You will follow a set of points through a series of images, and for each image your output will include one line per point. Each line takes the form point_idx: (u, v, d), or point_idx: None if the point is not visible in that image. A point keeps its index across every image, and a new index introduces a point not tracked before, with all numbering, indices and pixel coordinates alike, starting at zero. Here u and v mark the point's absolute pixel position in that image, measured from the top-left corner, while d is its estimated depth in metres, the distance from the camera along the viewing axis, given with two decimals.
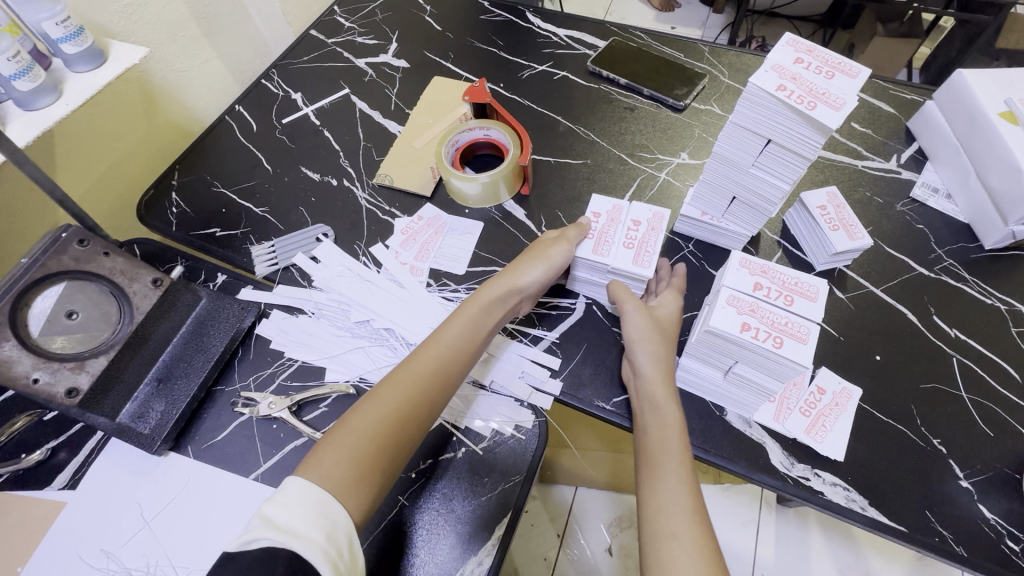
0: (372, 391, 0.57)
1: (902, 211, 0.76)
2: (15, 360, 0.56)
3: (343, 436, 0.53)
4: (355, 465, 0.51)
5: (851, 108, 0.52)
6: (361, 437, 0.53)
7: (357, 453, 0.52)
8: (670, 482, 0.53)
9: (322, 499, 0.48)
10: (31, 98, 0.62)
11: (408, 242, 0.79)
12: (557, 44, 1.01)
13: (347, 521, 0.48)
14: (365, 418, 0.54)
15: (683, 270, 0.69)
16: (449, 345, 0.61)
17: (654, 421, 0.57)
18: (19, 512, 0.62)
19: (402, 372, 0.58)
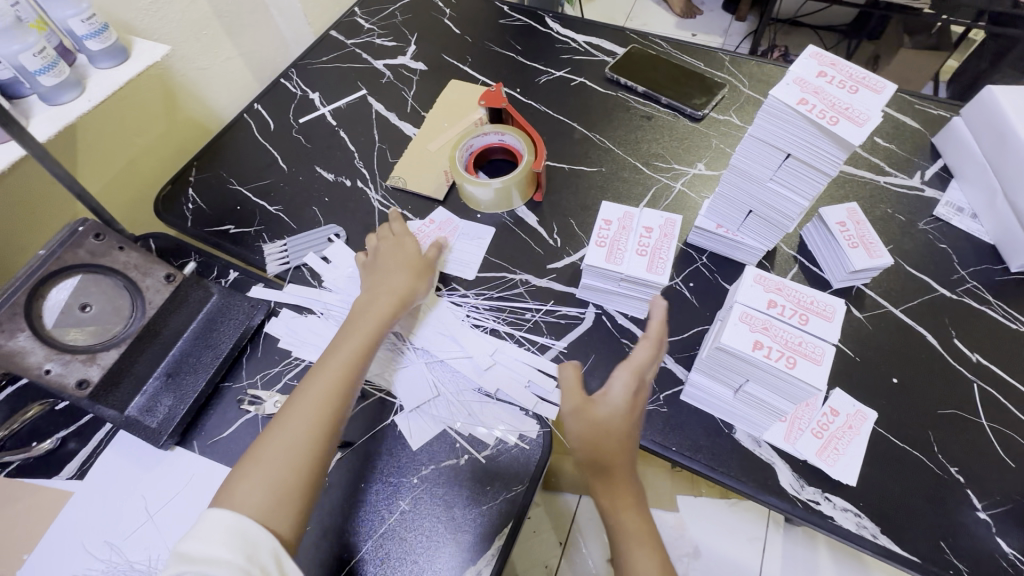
0: (281, 415, 0.57)
1: (924, 229, 0.74)
2: (29, 350, 0.56)
3: (256, 466, 0.54)
4: (269, 491, 0.52)
5: (875, 125, 0.50)
6: (275, 464, 0.53)
7: (272, 483, 0.52)
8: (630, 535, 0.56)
9: (239, 522, 0.50)
10: (55, 93, 0.63)
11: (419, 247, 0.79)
12: (576, 50, 1.00)
13: (271, 542, 0.49)
14: (274, 447, 0.55)
15: (663, 307, 0.61)
16: (341, 363, 0.61)
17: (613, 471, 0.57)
18: (28, 500, 0.63)
19: (299, 399, 0.58)
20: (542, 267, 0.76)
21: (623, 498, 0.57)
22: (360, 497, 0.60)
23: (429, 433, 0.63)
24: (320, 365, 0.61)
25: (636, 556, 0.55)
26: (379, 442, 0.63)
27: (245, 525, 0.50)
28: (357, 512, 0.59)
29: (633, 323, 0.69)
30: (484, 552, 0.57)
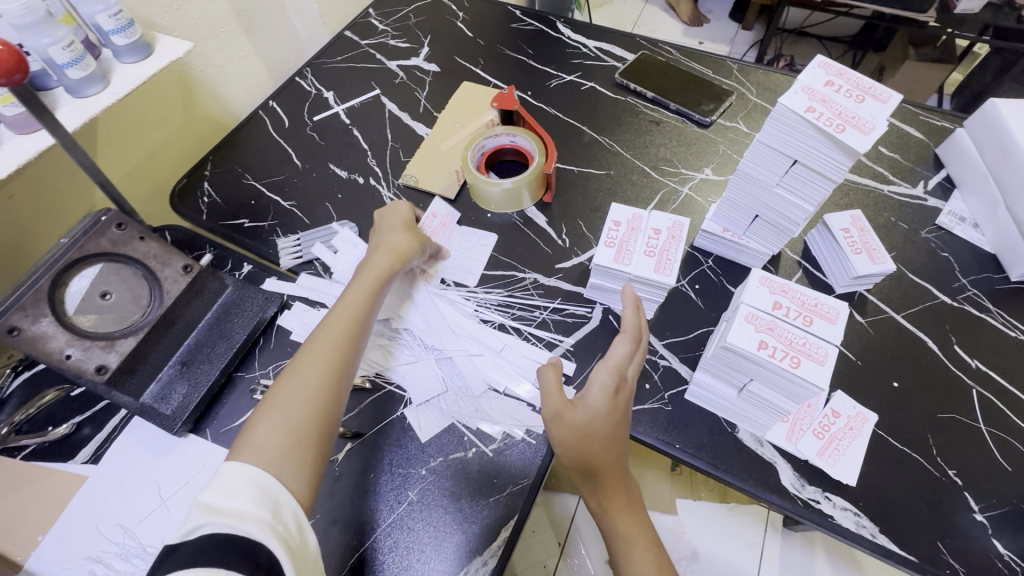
0: (291, 368, 0.59)
1: (927, 238, 0.76)
2: (50, 335, 0.58)
3: (271, 410, 0.55)
4: (289, 435, 0.53)
5: (881, 133, 0.52)
6: (292, 409, 0.55)
7: (292, 429, 0.54)
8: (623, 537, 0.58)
9: (262, 481, 0.50)
10: (81, 86, 0.65)
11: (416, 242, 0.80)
12: (586, 55, 1.02)
13: (294, 503, 0.50)
14: (289, 397, 0.56)
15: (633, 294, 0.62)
16: (347, 316, 0.63)
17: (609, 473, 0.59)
18: (43, 482, 0.64)
19: (309, 357, 0.59)
20: (551, 267, 0.77)
21: (616, 503, 0.59)
22: (370, 486, 0.61)
23: (437, 426, 0.65)
24: (326, 325, 0.62)
25: (634, 556, 0.57)
26: (389, 433, 0.65)
27: (273, 485, 0.50)
28: (366, 501, 0.61)
29: None
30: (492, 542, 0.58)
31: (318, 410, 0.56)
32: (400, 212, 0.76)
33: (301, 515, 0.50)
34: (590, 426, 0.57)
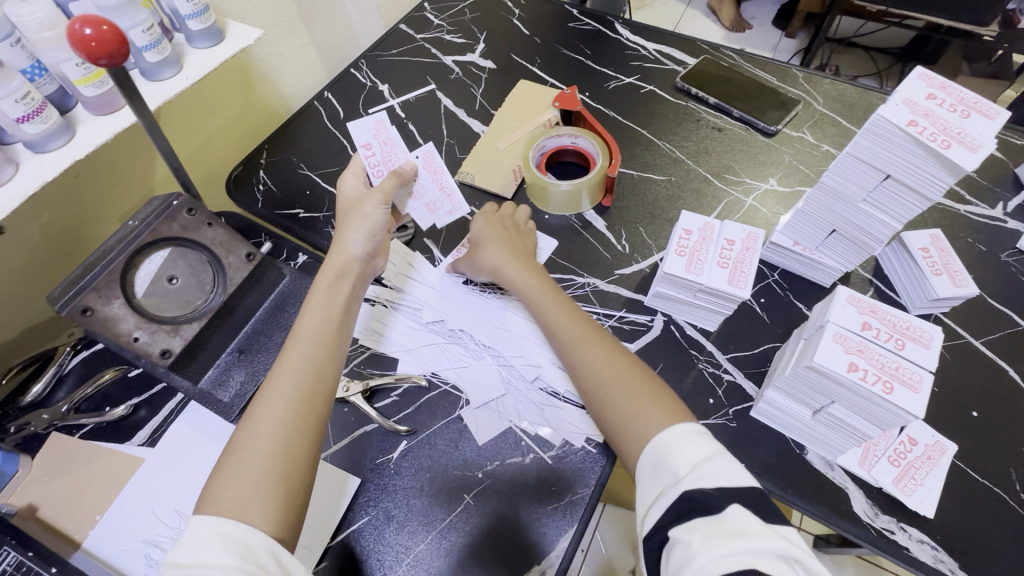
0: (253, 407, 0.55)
1: (1006, 261, 0.72)
2: (121, 317, 0.58)
3: (234, 456, 0.51)
4: (249, 481, 0.49)
5: (989, 151, 0.49)
6: (251, 454, 0.51)
7: (253, 474, 0.49)
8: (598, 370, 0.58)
9: (224, 525, 0.46)
10: (157, 69, 0.65)
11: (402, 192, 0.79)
12: (645, 58, 1.00)
13: (263, 538, 0.46)
14: (248, 436, 0.52)
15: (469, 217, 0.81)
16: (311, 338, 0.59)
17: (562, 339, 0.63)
18: (100, 462, 0.64)
19: (280, 377, 0.56)
20: (610, 272, 0.75)
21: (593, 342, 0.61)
22: (427, 488, 0.61)
23: (493, 430, 0.64)
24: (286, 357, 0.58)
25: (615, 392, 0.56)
26: (446, 434, 0.64)
27: (232, 527, 0.46)
28: (421, 503, 0.60)
29: (703, 335, 0.69)
30: (557, 541, 0.57)
31: (284, 445, 0.51)
32: (347, 189, 0.74)
33: (276, 550, 0.46)
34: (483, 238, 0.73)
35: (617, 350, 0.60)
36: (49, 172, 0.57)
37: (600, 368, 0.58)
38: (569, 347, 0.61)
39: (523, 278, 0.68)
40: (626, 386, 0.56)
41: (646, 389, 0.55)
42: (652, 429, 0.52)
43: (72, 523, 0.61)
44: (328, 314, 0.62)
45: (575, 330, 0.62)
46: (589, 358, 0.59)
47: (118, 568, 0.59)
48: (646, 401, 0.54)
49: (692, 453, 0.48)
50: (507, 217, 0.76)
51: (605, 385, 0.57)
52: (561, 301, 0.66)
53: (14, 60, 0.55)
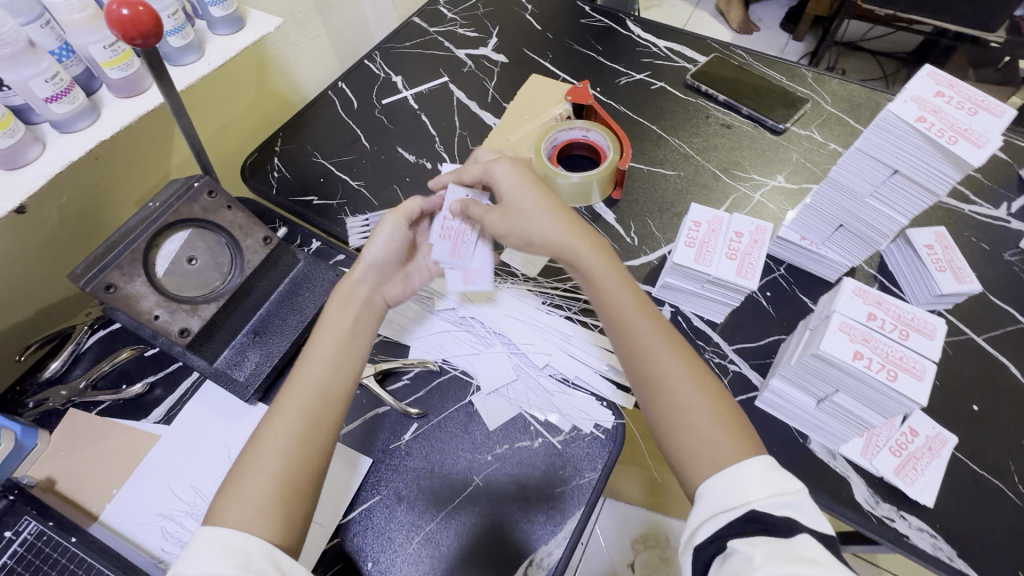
0: (257, 435, 0.53)
1: (1009, 261, 0.73)
2: (142, 295, 0.59)
3: (239, 478, 0.50)
4: (252, 507, 0.48)
5: (995, 148, 0.50)
6: (259, 479, 0.49)
7: (257, 498, 0.48)
8: (683, 388, 0.53)
9: (226, 537, 0.46)
10: (179, 54, 0.66)
11: (443, 241, 0.68)
12: (656, 55, 1.01)
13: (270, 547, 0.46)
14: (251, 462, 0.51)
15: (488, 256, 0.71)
16: (323, 365, 0.56)
17: (641, 347, 0.55)
18: (118, 438, 0.66)
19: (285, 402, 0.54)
20: None
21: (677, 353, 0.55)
22: (437, 468, 0.62)
23: (503, 416, 0.65)
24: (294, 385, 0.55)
25: (695, 418, 0.51)
26: (456, 418, 0.65)
27: (236, 538, 0.46)
28: (431, 484, 0.61)
29: (709, 326, 0.70)
30: (565, 521, 0.58)
31: (285, 469, 0.50)
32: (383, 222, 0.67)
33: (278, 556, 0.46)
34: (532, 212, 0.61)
35: (695, 364, 0.55)
36: (74, 152, 0.58)
37: (682, 387, 0.53)
38: (649, 360, 0.54)
39: (598, 273, 0.59)
40: (707, 411, 0.51)
41: (722, 417, 0.51)
42: (724, 460, 0.49)
43: (89, 496, 0.63)
44: (345, 336, 0.59)
45: (659, 342, 0.55)
46: (671, 374, 0.53)
47: (133, 541, 0.60)
48: (721, 430, 0.51)
49: (766, 483, 0.46)
50: (546, 183, 0.64)
51: (684, 406, 0.52)
52: (642, 304, 0.58)
53: (44, 41, 0.57)
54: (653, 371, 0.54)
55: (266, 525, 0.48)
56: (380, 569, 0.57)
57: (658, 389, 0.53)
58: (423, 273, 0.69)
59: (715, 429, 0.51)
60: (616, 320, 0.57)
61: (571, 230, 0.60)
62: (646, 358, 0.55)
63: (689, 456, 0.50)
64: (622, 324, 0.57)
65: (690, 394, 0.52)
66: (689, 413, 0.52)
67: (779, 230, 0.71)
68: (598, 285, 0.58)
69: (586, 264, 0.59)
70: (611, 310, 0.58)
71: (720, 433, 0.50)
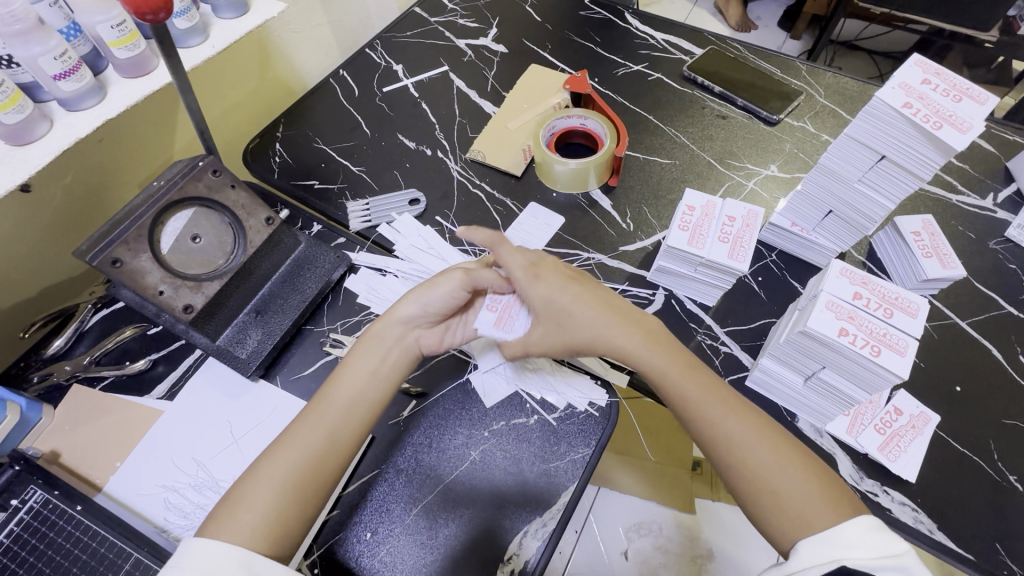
0: (259, 462, 0.55)
1: (994, 249, 0.75)
2: (148, 270, 0.60)
3: (247, 491, 0.53)
4: (254, 528, 0.50)
5: (978, 132, 0.52)
6: (268, 490, 0.52)
7: (264, 505, 0.51)
8: (771, 460, 0.53)
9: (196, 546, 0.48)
10: (184, 37, 0.68)
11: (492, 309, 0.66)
12: (653, 47, 1.02)
13: (236, 548, 0.48)
14: (256, 482, 0.53)
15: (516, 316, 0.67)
16: (338, 412, 0.57)
17: (718, 422, 0.55)
18: (121, 414, 0.67)
19: (291, 438, 0.56)
20: (614, 248, 0.78)
21: (754, 423, 0.55)
22: (436, 443, 0.64)
23: (501, 394, 0.67)
24: (301, 425, 0.57)
25: (785, 490, 0.51)
26: (453, 396, 0.67)
27: (202, 545, 0.48)
28: (429, 458, 0.63)
29: (702, 309, 0.72)
30: (559, 495, 0.61)
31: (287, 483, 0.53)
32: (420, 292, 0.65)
33: (244, 554, 0.48)
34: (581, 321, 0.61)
35: (774, 431, 0.55)
36: (81, 129, 0.60)
37: (770, 462, 0.53)
38: (729, 433, 0.54)
39: (657, 364, 0.59)
40: (796, 476, 0.52)
41: (812, 483, 0.52)
42: (820, 524, 0.49)
43: (94, 469, 0.64)
44: (370, 376, 0.60)
45: (738, 418, 0.55)
46: (755, 451, 0.53)
47: (139, 511, 0.62)
48: (812, 492, 0.51)
49: (871, 546, 0.47)
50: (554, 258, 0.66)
51: (771, 480, 0.52)
52: (712, 384, 0.58)
53: (53, 20, 0.58)
54: (732, 453, 0.54)
55: (260, 528, 0.50)
56: (378, 540, 0.59)
57: (739, 469, 0.54)
58: (465, 329, 0.67)
59: (809, 495, 0.51)
60: (685, 407, 0.57)
61: (623, 326, 0.61)
62: (729, 434, 0.55)
63: (781, 525, 0.51)
64: (693, 409, 0.57)
65: (777, 464, 0.53)
66: (777, 485, 0.52)
67: (772, 217, 0.73)
68: (660, 376, 0.59)
69: (643, 355, 0.60)
70: (679, 398, 0.58)
71: (812, 496, 0.51)
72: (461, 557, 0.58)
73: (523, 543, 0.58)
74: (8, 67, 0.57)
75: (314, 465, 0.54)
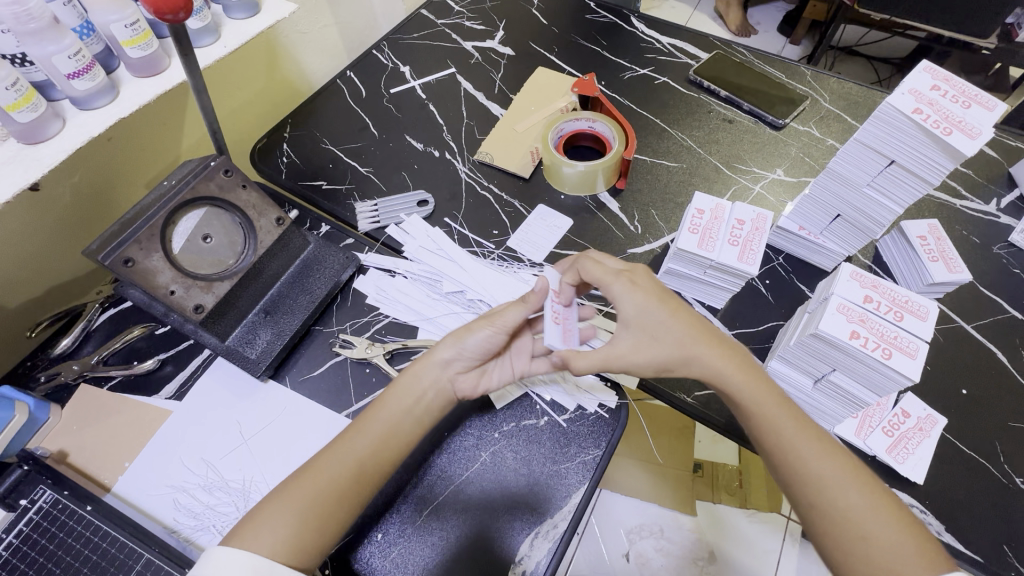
0: (280, 489, 0.54)
1: (998, 253, 0.76)
2: (159, 270, 0.59)
3: (271, 507, 0.53)
4: (279, 544, 0.51)
5: (987, 139, 0.53)
6: (289, 508, 0.52)
7: (288, 518, 0.52)
8: (860, 509, 0.50)
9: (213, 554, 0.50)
10: (196, 36, 0.68)
11: (556, 325, 0.61)
12: (659, 51, 1.03)
13: (252, 558, 0.49)
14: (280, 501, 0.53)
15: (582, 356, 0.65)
16: (365, 442, 0.57)
17: (804, 467, 0.53)
18: (130, 413, 0.67)
19: (318, 467, 0.55)
20: (622, 251, 0.79)
21: (843, 466, 0.53)
22: (446, 444, 0.64)
23: (511, 396, 0.67)
24: (330, 452, 0.56)
25: (877, 542, 0.49)
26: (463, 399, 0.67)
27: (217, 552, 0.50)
28: (441, 459, 0.63)
29: (710, 312, 0.72)
30: (571, 495, 0.61)
31: (307, 494, 0.53)
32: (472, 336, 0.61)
33: (259, 563, 0.49)
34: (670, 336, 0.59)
35: (863, 476, 0.53)
36: (94, 128, 0.59)
37: (864, 510, 0.50)
38: (813, 478, 0.52)
39: (747, 393, 0.57)
40: (891, 531, 0.49)
41: (908, 537, 0.49)
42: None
43: (103, 469, 0.64)
44: (404, 413, 0.59)
45: (823, 461, 0.53)
46: (849, 497, 0.51)
47: (148, 512, 0.62)
48: (906, 549, 0.48)
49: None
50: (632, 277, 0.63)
51: (864, 531, 0.50)
52: (807, 423, 0.55)
53: (67, 19, 0.58)
54: (820, 495, 0.52)
55: (275, 536, 0.51)
56: (390, 540, 0.59)
57: (826, 513, 0.51)
58: (501, 371, 0.64)
59: (900, 549, 0.48)
60: (773, 441, 0.55)
61: (713, 350, 0.59)
62: (814, 480, 0.52)
63: None
64: (780, 443, 0.54)
65: (872, 515, 0.50)
66: (866, 535, 0.50)
67: (782, 220, 0.73)
68: (749, 405, 0.56)
69: (728, 381, 0.58)
70: (770, 432, 0.55)
71: (905, 553, 0.48)
72: (474, 558, 0.58)
73: (535, 544, 0.59)
74: (21, 65, 0.57)
75: (330, 476, 0.54)
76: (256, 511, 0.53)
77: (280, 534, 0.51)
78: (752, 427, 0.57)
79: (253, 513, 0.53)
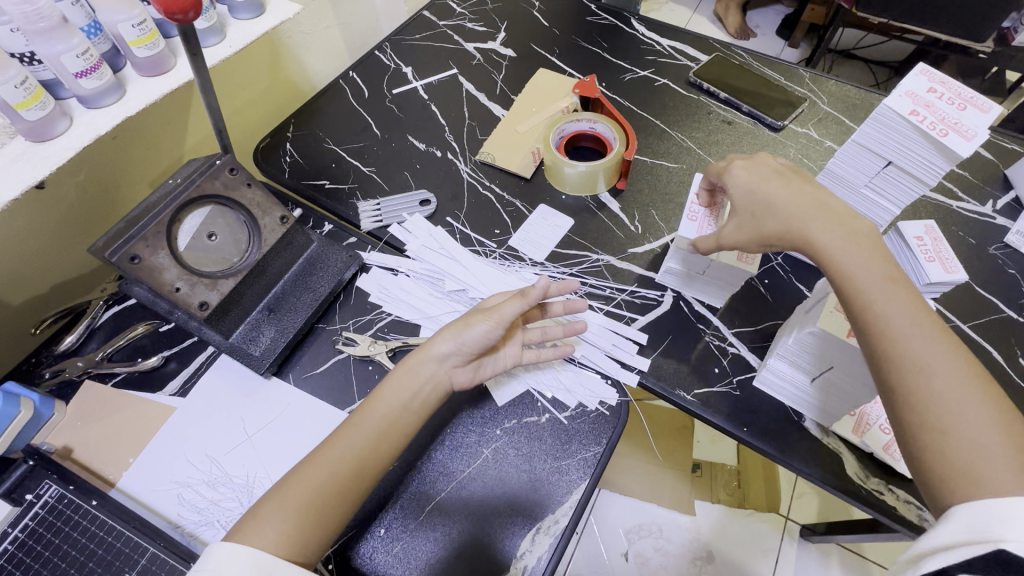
0: (281, 484, 0.55)
1: (994, 254, 0.77)
2: (164, 267, 0.60)
3: (274, 501, 0.53)
4: (282, 540, 0.51)
5: (982, 140, 0.54)
6: (290, 502, 0.53)
7: (292, 513, 0.52)
8: (963, 408, 0.47)
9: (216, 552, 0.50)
10: (202, 36, 0.68)
11: (691, 221, 0.69)
12: (659, 53, 1.04)
13: (253, 553, 0.49)
14: (282, 496, 0.54)
15: (567, 350, 0.67)
16: (366, 436, 0.57)
17: (907, 357, 0.50)
18: (134, 409, 0.67)
19: (319, 460, 0.56)
20: (623, 250, 0.79)
21: (953, 359, 0.49)
22: (448, 441, 0.65)
23: (512, 393, 0.68)
24: (332, 445, 0.57)
25: (981, 440, 0.46)
26: (464, 396, 0.67)
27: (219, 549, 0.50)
28: (442, 455, 0.64)
29: (710, 311, 0.73)
30: (573, 490, 0.61)
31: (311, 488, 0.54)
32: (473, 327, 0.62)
33: (260, 559, 0.49)
34: (782, 209, 0.60)
35: (975, 375, 0.49)
36: (101, 126, 0.60)
37: (955, 409, 0.48)
38: (913, 369, 0.49)
39: (864, 275, 0.54)
40: (989, 436, 0.46)
41: (1007, 446, 0.46)
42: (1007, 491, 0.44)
43: (107, 465, 0.64)
44: (403, 408, 0.59)
45: (928, 352, 0.50)
46: (940, 393, 0.48)
47: (153, 507, 0.62)
48: (1006, 460, 0.45)
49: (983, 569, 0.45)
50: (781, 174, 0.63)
51: (952, 431, 0.47)
52: (920, 311, 0.52)
53: (75, 18, 0.59)
54: (922, 388, 0.49)
55: (281, 531, 0.51)
56: (392, 536, 0.59)
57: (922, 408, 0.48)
58: (498, 362, 0.65)
59: (1003, 452, 0.46)
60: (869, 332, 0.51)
61: (829, 231, 0.57)
62: (915, 371, 0.49)
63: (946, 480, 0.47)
64: (879, 333, 0.51)
65: (972, 418, 0.47)
66: (953, 436, 0.47)
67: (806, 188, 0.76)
68: (862, 288, 0.53)
69: (846, 257, 0.55)
70: (873, 321, 0.51)
71: (1001, 461, 0.45)
72: (476, 553, 0.59)
73: (536, 540, 0.59)
74: (30, 64, 0.58)
75: (335, 472, 0.55)
76: (259, 506, 0.54)
77: (282, 529, 0.52)
78: (847, 301, 0.54)
79: (255, 508, 0.54)
